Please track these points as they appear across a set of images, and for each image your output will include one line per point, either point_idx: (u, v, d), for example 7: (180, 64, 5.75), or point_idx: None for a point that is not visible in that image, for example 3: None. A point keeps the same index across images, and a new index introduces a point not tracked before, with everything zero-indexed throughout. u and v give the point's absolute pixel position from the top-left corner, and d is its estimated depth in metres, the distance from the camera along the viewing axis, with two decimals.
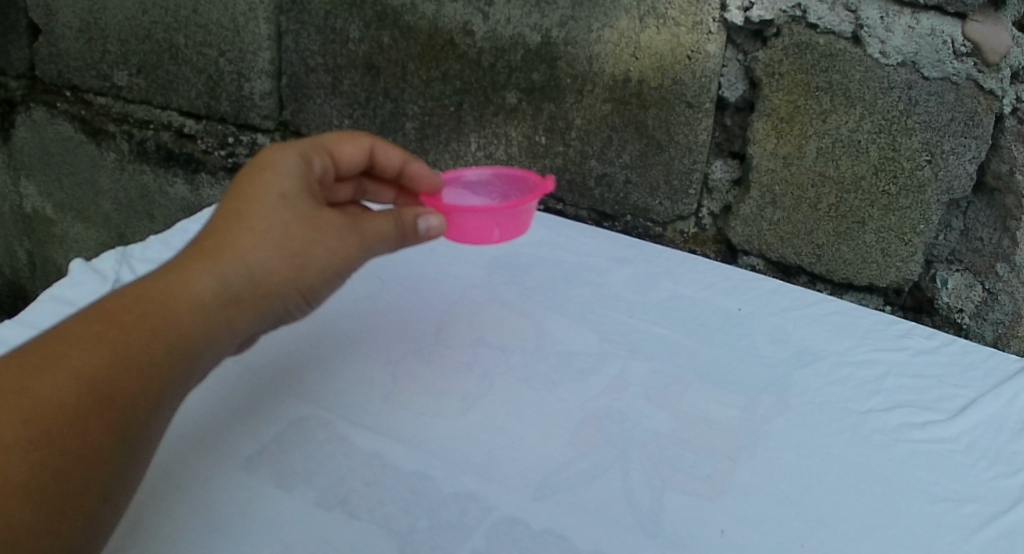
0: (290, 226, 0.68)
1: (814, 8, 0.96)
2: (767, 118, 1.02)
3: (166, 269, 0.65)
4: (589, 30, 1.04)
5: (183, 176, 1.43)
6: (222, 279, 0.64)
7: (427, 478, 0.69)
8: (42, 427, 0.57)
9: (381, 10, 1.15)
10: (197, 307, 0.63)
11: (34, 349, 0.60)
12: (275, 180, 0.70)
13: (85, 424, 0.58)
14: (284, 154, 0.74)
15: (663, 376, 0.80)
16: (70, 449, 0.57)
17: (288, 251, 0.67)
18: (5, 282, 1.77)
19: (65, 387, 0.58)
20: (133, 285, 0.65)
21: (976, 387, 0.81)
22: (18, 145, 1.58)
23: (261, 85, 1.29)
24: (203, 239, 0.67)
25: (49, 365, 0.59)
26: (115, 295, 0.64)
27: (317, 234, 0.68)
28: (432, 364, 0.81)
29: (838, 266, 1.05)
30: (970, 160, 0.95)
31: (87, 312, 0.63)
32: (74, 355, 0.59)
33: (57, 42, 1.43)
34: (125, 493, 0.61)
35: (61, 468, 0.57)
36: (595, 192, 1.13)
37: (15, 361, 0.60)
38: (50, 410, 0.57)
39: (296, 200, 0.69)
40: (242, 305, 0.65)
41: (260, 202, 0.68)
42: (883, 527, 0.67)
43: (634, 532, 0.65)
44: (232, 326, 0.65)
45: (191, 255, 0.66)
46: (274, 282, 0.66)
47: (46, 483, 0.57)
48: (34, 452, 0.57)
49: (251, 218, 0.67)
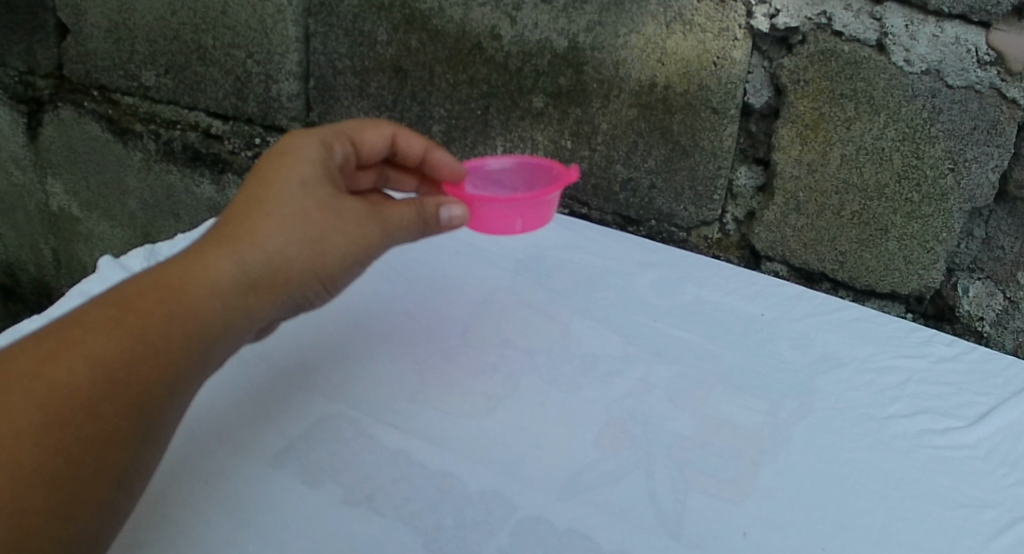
0: (308, 212, 0.68)
1: (839, 15, 0.97)
2: (791, 125, 1.03)
3: (184, 256, 0.66)
4: (616, 35, 1.05)
5: (210, 176, 1.44)
6: (242, 266, 0.65)
7: (452, 477, 0.70)
8: (59, 411, 0.58)
9: (410, 13, 1.16)
10: (215, 293, 0.64)
11: (50, 334, 0.61)
12: (294, 167, 0.71)
13: (102, 408, 0.59)
14: (303, 141, 0.75)
15: (686, 379, 0.81)
16: (86, 435, 0.58)
17: (308, 238, 0.68)
18: (31, 278, 1.79)
19: (82, 371, 0.59)
20: (152, 271, 0.65)
21: (997, 394, 0.81)
22: (45, 143, 1.60)
23: (289, 87, 1.30)
24: (222, 227, 0.67)
25: (65, 349, 0.59)
26: (133, 281, 0.65)
27: (337, 221, 0.69)
28: (457, 364, 0.82)
29: (860, 273, 1.06)
30: (993, 169, 0.95)
31: (104, 298, 0.63)
32: (92, 341, 0.60)
33: (86, 42, 1.45)
34: (142, 480, 0.62)
35: (77, 452, 0.58)
36: (619, 197, 1.14)
37: (31, 346, 0.60)
38: (66, 394, 0.58)
39: (315, 187, 0.70)
40: (261, 291, 0.66)
41: (280, 189, 0.69)
42: (905, 532, 0.67)
43: (657, 534, 0.66)
44: (251, 313, 0.66)
45: (211, 242, 0.66)
46: (294, 268, 0.67)
47: (62, 468, 0.57)
48: (50, 437, 0.57)
49: (271, 205, 0.68)
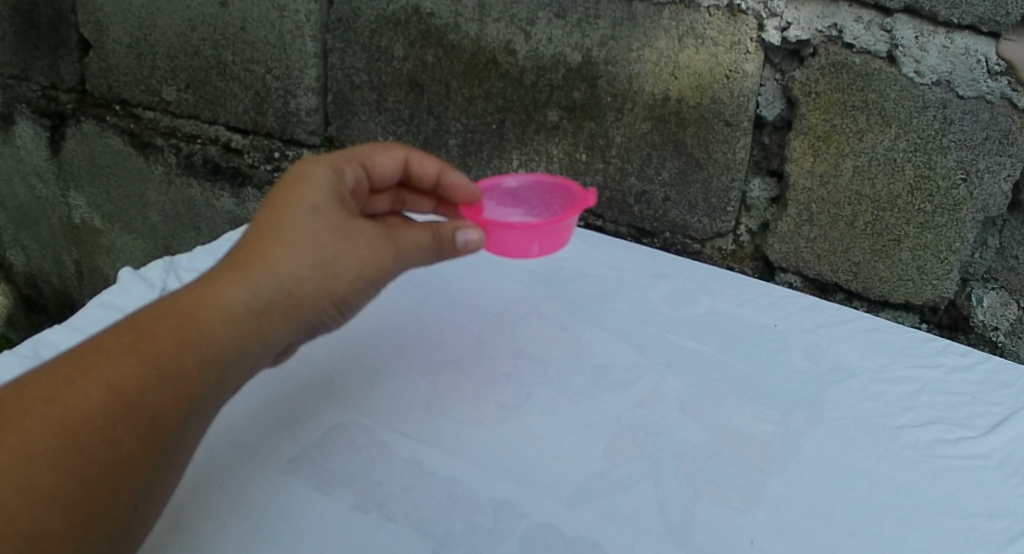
0: (320, 235, 0.70)
1: (850, 27, 0.98)
2: (803, 137, 1.03)
3: (198, 282, 0.68)
4: (629, 49, 1.07)
5: (229, 190, 1.47)
6: (254, 290, 0.67)
7: (463, 485, 0.71)
8: (72, 435, 0.59)
9: (426, 29, 1.18)
10: (229, 317, 0.66)
11: (66, 361, 0.62)
12: (305, 192, 0.72)
13: (115, 432, 0.60)
14: (314, 166, 0.76)
15: (698, 389, 0.82)
16: (101, 459, 0.59)
17: (321, 262, 0.69)
18: (54, 289, 1.83)
19: (96, 396, 0.60)
20: (166, 299, 0.67)
21: (1010, 405, 0.82)
22: (67, 157, 1.62)
23: (308, 102, 1.32)
24: (236, 253, 0.69)
25: (80, 376, 0.61)
26: (149, 309, 0.66)
27: (349, 244, 0.71)
28: (471, 375, 0.83)
29: (874, 283, 1.06)
30: (1005, 178, 0.95)
31: (120, 325, 0.65)
32: (107, 367, 0.61)
33: (108, 57, 1.48)
34: (155, 502, 0.63)
35: (90, 475, 0.59)
36: (634, 209, 1.15)
37: (47, 373, 0.62)
38: (78, 418, 0.59)
39: (327, 211, 0.72)
40: (275, 314, 0.67)
41: (293, 215, 0.70)
42: (912, 540, 0.68)
43: (665, 541, 0.67)
44: (264, 336, 0.67)
45: (224, 269, 0.68)
46: (307, 292, 0.69)
47: (75, 491, 0.58)
48: (64, 460, 0.58)
49: (283, 230, 0.69)
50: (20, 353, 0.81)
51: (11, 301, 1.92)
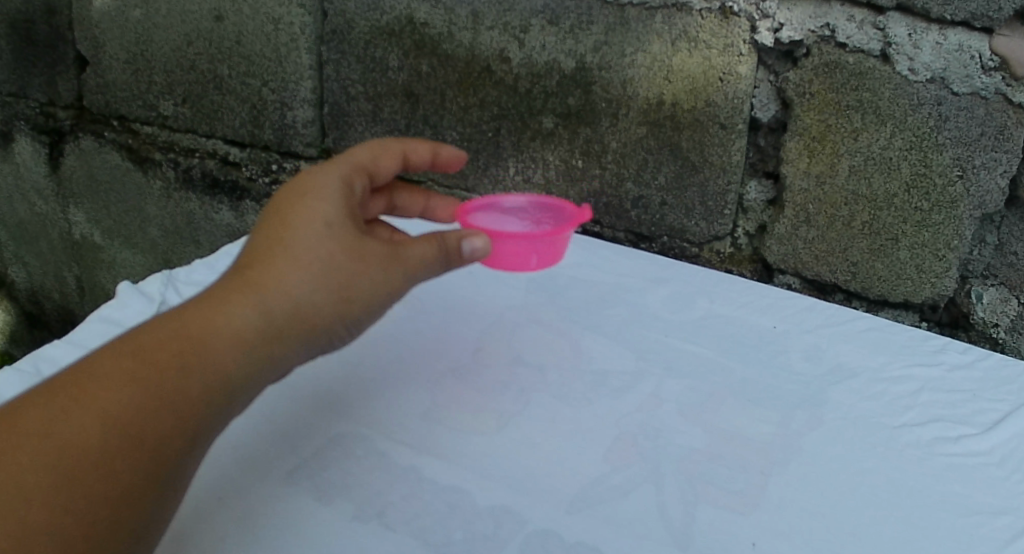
0: (325, 255, 0.69)
1: (842, 27, 0.98)
2: (799, 138, 1.04)
3: (202, 302, 0.67)
4: (623, 54, 1.07)
5: (228, 203, 1.47)
6: (259, 316, 0.66)
7: (463, 492, 0.71)
8: (69, 468, 0.59)
9: (420, 38, 1.18)
10: (231, 343, 0.65)
11: (63, 387, 0.62)
12: (312, 208, 0.72)
13: (113, 466, 0.60)
14: (322, 180, 0.76)
15: (698, 392, 0.82)
16: (98, 491, 0.59)
17: (326, 284, 0.69)
18: (55, 305, 1.83)
19: (93, 428, 0.60)
20: (171, 318, 0.67)
21: (1011, 401, 0.82)
22: (67, 173, 1.63)
23: (304, 114, 1.33)
24: (242, 271, 0.69)
25: (77, 406, 0.61)
26: (153, 327, 0.66)
27: (354, 265, 0.70)
28: (471, 383, 0.83)
29: (872, 283, 1.06)
30: (1002, 174, 0.95)
31: (123, 346, 0.65)
32: (106, 398, 0.61)
33: (105, 73, 1.48)
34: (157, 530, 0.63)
35: (88, 507, 0.59)
36: (631, 214, 1.16)
37: (43, 399, 0.62)
38: (76, 450, 0.59)
39: (331, 229, 0.71)
40: (279, 340, 0.67)
41: (302, 229, 0.70)
42: (913, 539, 0.68)
43: (667, 545, 0.67)
44: (268, 360, 0.67)
45: (228, 289, 0.68)
46: (312, 316, 0.68)
47: (72, 522, 0.58)
48: (59, 493, 0.58)
49: (289, 252, 0.69)
50: (19, 367, 0.81)
51: (13, 318, 1.92)
